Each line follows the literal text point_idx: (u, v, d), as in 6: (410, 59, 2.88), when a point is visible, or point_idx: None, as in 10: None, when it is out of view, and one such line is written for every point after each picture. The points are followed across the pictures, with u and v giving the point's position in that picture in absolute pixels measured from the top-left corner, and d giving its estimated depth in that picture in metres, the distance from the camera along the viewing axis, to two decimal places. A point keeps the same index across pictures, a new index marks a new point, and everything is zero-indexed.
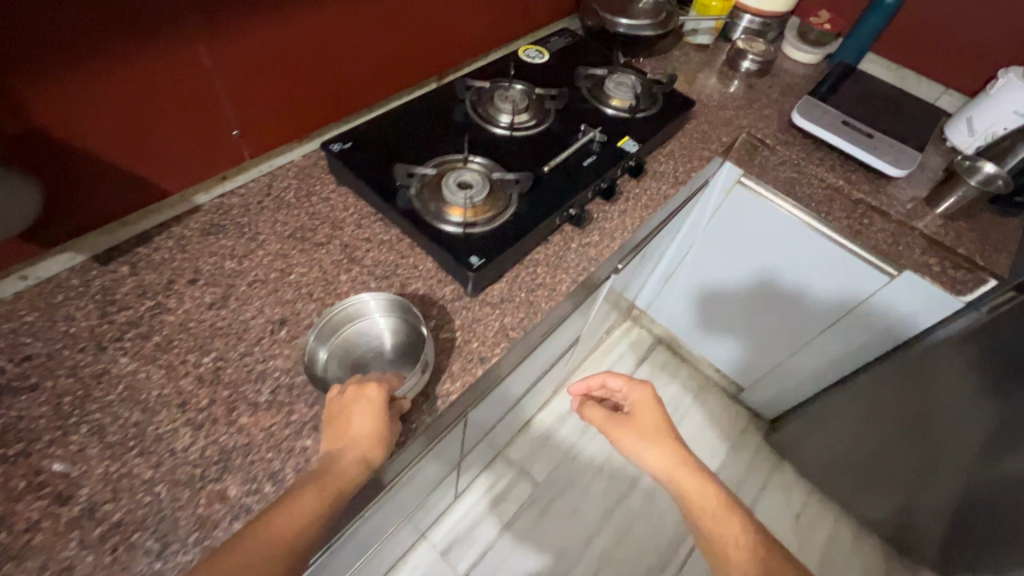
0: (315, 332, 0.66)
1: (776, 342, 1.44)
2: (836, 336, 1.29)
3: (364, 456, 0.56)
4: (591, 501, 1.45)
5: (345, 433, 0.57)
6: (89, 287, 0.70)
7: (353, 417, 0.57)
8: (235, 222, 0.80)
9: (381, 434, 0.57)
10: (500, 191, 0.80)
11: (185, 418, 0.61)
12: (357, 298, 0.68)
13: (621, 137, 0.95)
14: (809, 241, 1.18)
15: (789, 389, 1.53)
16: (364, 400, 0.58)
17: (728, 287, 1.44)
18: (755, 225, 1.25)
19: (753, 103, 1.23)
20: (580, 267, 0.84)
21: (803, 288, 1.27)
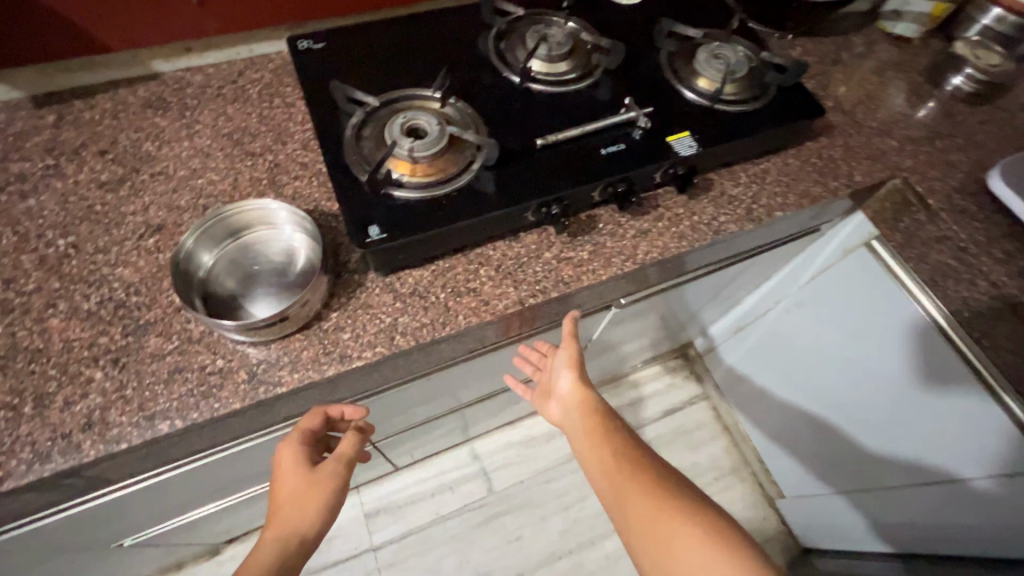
0: (197, 232, 0.56)
1: (845, 465, 1.08)
2: (932, 502, 0.90)
3: (297, 524, 0.51)
4: (541, 535, 1.26)
5: (274, 513, 0.53)
6: (11, 126, 0.65)
7: (280, 488, 0.54)
8: (182, 103, 0.70)
9: (316, 487, 0.54)
10: (460, 153, 0.60)
11: (2, 299, 0.55)
12: (257, 201, 0.57)
13: (679, 130, 0.66)
14: (936, 362, 0.80)
15: (846, 530, 1.15)
16: (286, 464, 0.55)
17: (806, 368, 1.08)
18: (867, 311, 0.89)
19: (937, 137, 0.82)
20: (538, 284, 0.62)
21: (909, 415, 0.89)
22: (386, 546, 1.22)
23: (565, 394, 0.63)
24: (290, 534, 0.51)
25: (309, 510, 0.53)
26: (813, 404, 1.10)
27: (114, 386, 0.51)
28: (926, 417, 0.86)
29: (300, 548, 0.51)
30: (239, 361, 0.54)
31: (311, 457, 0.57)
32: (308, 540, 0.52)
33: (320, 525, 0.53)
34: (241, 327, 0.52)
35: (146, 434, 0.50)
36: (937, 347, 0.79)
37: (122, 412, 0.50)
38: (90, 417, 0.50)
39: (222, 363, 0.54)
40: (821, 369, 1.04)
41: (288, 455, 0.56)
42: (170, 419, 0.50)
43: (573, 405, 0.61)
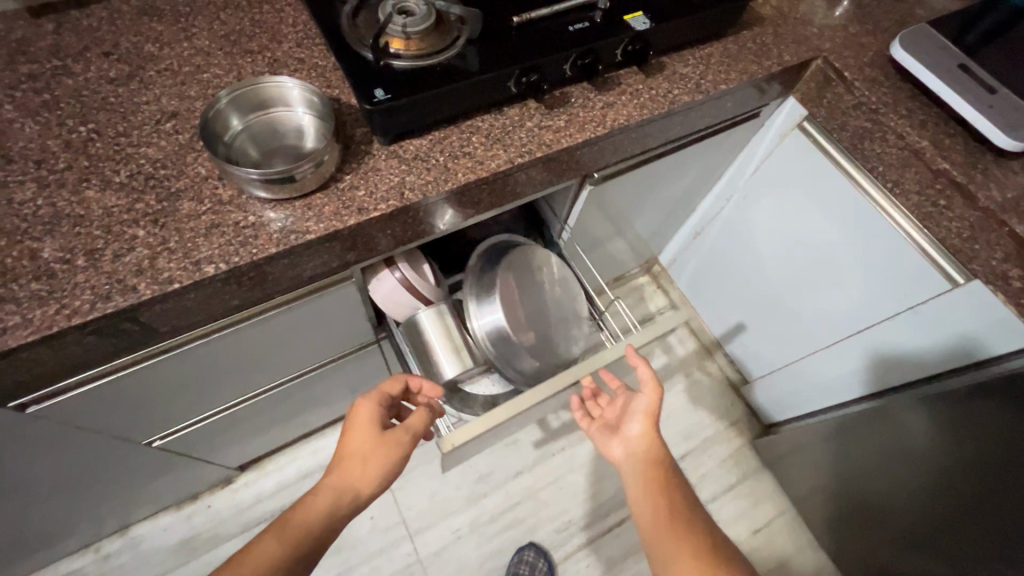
0: (227, 106, 0.63)
1: (796, 338, 1.23)
2: (865, 353, 1.06)
3: (356, 479, 0.65)
4: (535, 437, 1.37)
5: (339, 464, 0.67)
6: (12, 33, 0.69)
7: (352, 442, 0.68)
8: (175, 10, 0.75)
9: (380, 453, 0.67)
10: (447, 32, 0.67)
11: (36, 176, 0.59)
12: (271, 78, 0.63)
13: (634, 11, 0.76)
14: (860, 215, 0.94)
15: (794, 398, 1.32)
16: (362, 422, 0.69)
17: (756, 256, 1.22)
18: (802, 186, 1.03)
19: (851, 25, 0.95)
20: (525, 148, 0.70)
21: (843, 275, 1.04)
22: None
23: (633, 439, 0.73)
24: (350, 488, 0.65)
25: (369, 471, 0.66)
26: (765, 290, 1.25)
27: (158, 240, 0.57)
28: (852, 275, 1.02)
29: (354, 500, 0.65)
30: (266, 218, 0.60)
31: (382, 420, 0.70)
32: (360, 497, 0.65)
33: (374, 486, 0.66)
34: (267, 179, 0.58)
35: (194, 276, 0.56)
36: (860, 208, 0.94)
37: (169, 260, 0.57)
38: (141, 265, 0.56)
39: (254, 219, 0.60)
40: (769, 255, 1.18)
41: (367, 415, 0.69)
42: (214, 263, 0.57)
43: (639, 452, 0.72)
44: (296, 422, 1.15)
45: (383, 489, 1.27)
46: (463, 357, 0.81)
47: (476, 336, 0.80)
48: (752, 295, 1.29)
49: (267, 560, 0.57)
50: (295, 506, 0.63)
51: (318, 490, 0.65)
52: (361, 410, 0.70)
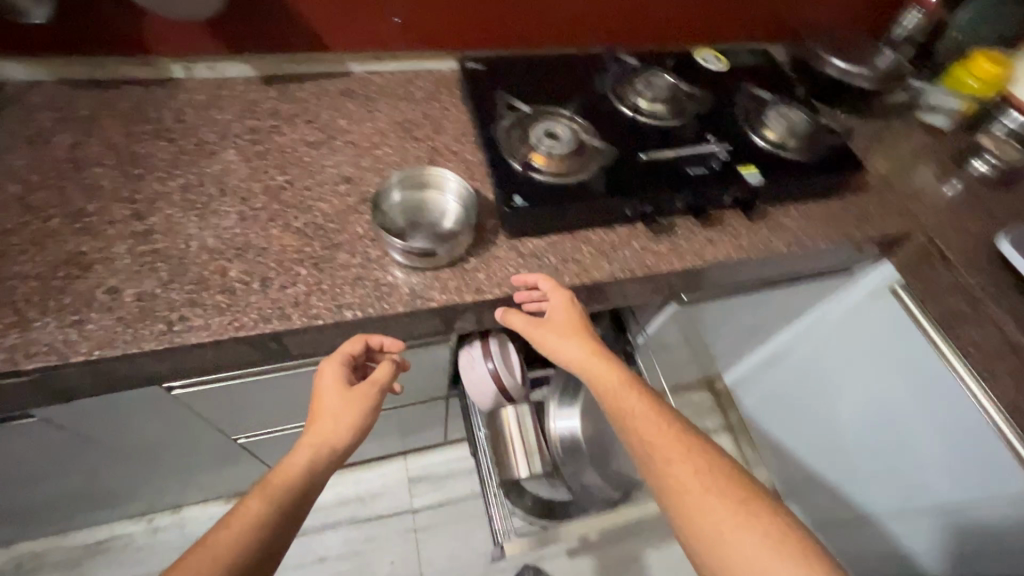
0: (397, 181, 0.77)
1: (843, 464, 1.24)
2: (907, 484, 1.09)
3: (333, 433, 0.64)
4: None
5: (313, 423, 0.65)
6: (246, 93, 0.88)
7: (321, 402, 0.67)
8: (367, 95, 0.92)
9: (351, 406, 0.67)
10: (582, 155, 0.79)
11: (239, 210, 0.74)
12: (443, 171, 0.78)
13: (748, 165, 0.84)
14: (949, 388, 0.93)
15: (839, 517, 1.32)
16: (328, 383, 0.68)
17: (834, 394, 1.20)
18: (890, 344, 1.02)
19: (959, 208, 0.98)
20: (627, 264, 0.79)
21: (925, 436, 1.01)
22: (424, 511, 1.33)
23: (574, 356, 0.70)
24: (326, 441, 0.63)
25: (344, 424, 0.65)
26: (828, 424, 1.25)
27: (315, 281, 0.69)
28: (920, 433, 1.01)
29: (333, 453, 0.63)
30: (402, 280, 0.72)
31: (348, 380, 0.69)
32: (338, 449, 0.64)
33: (350, 439, 0.65)
34: (408, 249, 0.69)
35: (336, 317, 0.67)
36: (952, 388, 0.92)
37: (320, 300, 0.68)
38: (298, 299, 0.68)
39: (392, 279, 0.71)
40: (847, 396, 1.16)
41: (332, 371, 0.69)
42: (354, 309, 0.68)
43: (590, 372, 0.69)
44: None
45: (409, 536, 1.30)
46: (532, 460, 0.86)
47: (549, 437, 0.86)
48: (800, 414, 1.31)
49: (254, 517, 0.54)
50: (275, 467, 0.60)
51: (293, 451, 0.62)
52: (324, 368, 0.69)
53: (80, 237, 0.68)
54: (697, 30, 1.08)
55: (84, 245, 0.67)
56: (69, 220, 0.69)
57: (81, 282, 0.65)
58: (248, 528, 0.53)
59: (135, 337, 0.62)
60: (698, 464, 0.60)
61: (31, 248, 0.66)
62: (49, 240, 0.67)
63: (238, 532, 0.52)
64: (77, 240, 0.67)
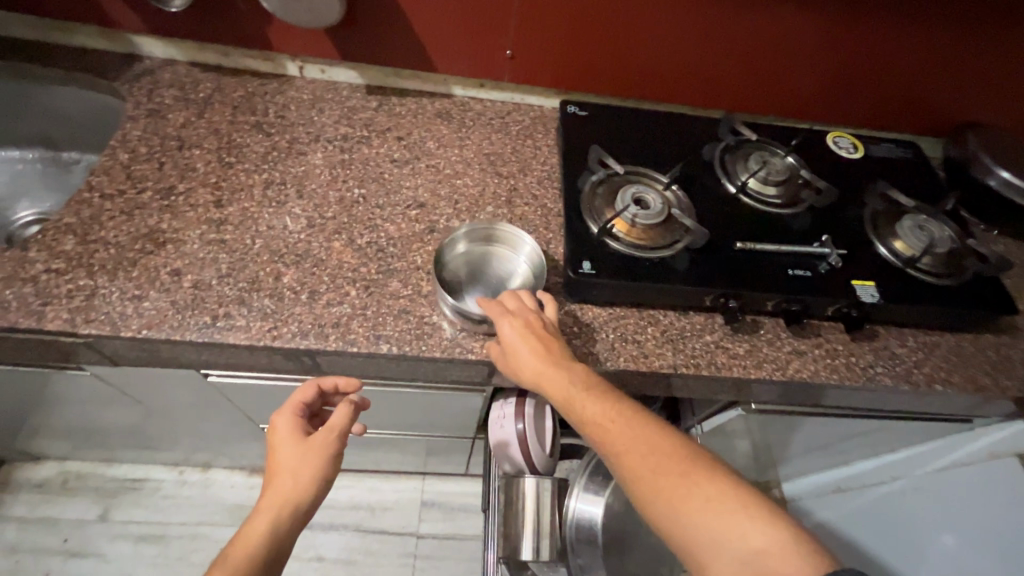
0: (470, 229, 0.72)
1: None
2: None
3: (291, 487, 0.56)
4: None
5: (270, 482, 0.57)
6: (349, 100, 0.89)
7: (276, 456, 0.60)
8: (462, 121, 0.90)
9: (309, 456, 0.59)
10: (670, 232, 0.72)
11: (310, 216, 0.74)
12: (526, 235, 0.72)
13: (865, 278, 0.72)
14: None
15: None
16: (282, 434, 0.61)
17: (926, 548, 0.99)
18: (1010, 518, 0.82)
19: None
20: (694, 359, 0.69)
21: None
22: (428, 538, 1.29)
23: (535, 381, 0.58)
24: (282, 500, 0.56)
25: (301, 478, 0.57)
26: (908, 553, 1.05)
27: (360, 304, 0.68)
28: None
29: (296, 512, 0.56)
30: (446, 323, 0.68)
31: (305, 429, 0.62)
32: (302, 507, 0.56)
33: (314, 493, 0.58)
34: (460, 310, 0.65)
35: (370, 347, 0.65)
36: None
37: (360, 325, 0.66)
38: (340, 320, 0.66)
39: (436, 319, 0.68)
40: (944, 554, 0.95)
41: (284, 426, 0.62)
42: (389, 343, 0.65)
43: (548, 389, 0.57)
44: (372, 457, 1.22)
45: (407, 561, 1.26)
46: (543, 543, 0.76)
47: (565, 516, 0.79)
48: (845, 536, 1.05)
49: None
50: (234, 539, 0.53)
51: (253, 516, 0.55)
52: (280, 423, 0.63)
53: (163, 214, 0.71)
54: (834, 109, 0.96)
55: (164, 223, 0.70)
56: (159, 196, 0.73)
57: (151, 258, 0.67)
58: None
59: (181, 323, 0.63)
60: (667, 453, 0.50)
61: (120, 216, 0.70)
62: (138, 212, 0.71)
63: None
64: (160, 217, 0.71)
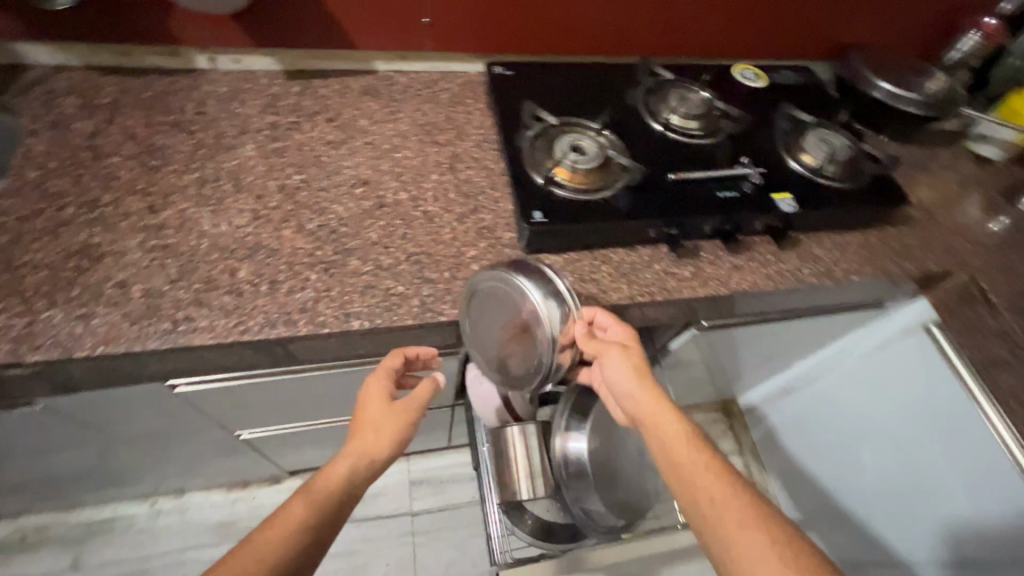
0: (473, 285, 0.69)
1: (855, 480, 1.20)
2: (921, 508, 1.05)
3: (372, 445, 0.64)
4: None
5: (356, 433, 0.65)
6: (269, 88, 0.87)
7: (366, 410, 0.67)
8: (390, 95, 0.90)
9: (395, 419, 0.66)
10: (609, 173, 0.76)
11: (254, 208, 0.73)
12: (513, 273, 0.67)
13: (782, 191, 0.81)
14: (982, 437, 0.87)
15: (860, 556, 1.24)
16: (373, 393, 0.68)
17: (858, 430, 1.15)
18: (922, 386, 0.96)
19: (1007, 248, 0.91)
20: (647, 288, 0.75)
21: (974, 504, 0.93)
22: (423, 514, 1.32)
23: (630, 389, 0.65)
24: (365, 454, 0.63)
25: (383, 439, 0.65)
26: (846, 441, 1.19)
27: (324, 287, 0.68)
28: (947, 486, 0.98)
29: (372, 465, 0.64)
30: (413, 291, 0.69)
31: (393, 390, 0.69)
32: (377, 462, 0.64)
33: (388, 452, 0.65)
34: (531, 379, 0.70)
35: (342, 326, 0.66)
36: (992, 460, 0.87)
37: (328, 307, 0.66)
38: (306, 305, 0.66)
39: (402, 289, 0.69)
40: (874, 433, 1.11)
41: (377, 385, 0.68)
42: (361, 319, 0.66)
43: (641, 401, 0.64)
44: None
45: (406, 540, 1.29)
46: (536, 484, 0.80)
47: (554, 458, 0.83)
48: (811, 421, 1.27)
49: (298, 525, 0.56)
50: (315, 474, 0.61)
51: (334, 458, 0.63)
52: (372, 382, 0.69)
53: (93, 228, 0.67)
54: (737, 43, 1.03)
55: (97, 237, 0.67)
56: (84, 210, 0.69)
57: (91, 274, 0.64)
58: (289, 534, 0.56)
59: (140, 334, 0.61)
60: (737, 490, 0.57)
61: (45, 237, 0.66)
62: (64, 230, 0.67)
63: (281, 533, 0.55)
64: (90, 231, 0.67)
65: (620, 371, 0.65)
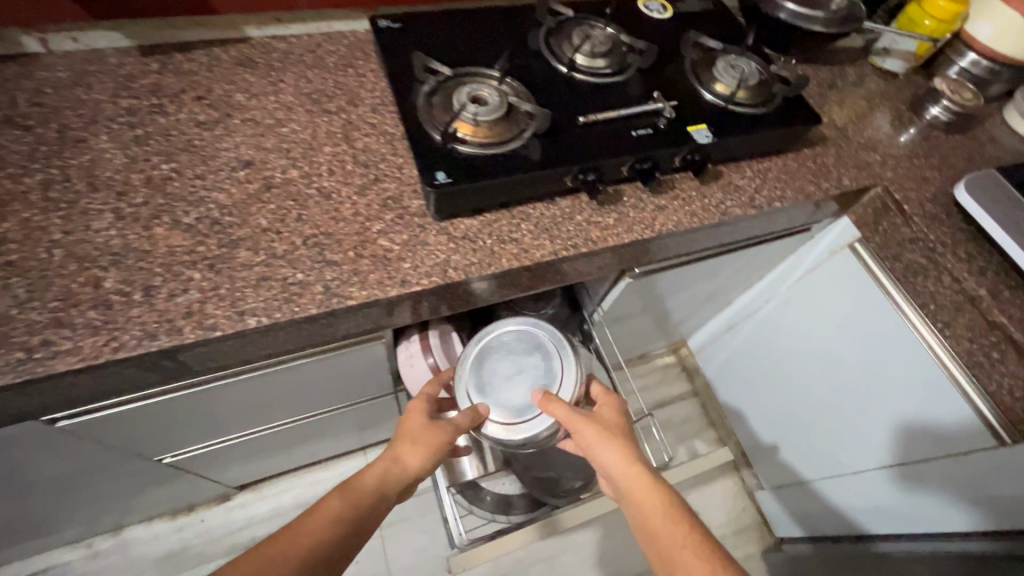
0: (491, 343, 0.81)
1: (783, 416, 1.26)
2: (844, 435, 1.11)
3: (408, 457, 0.62)
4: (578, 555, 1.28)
5: (398, 442, 0.64)
6: (121, 68, 0.75)
7: (408, 425, 0.66)
8: (268, 64, 0.80)
9: (435, 435, 0.65)
10: (515, 123, 0.71)
11: (115, 207, 0.63)
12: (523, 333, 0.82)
13: (698, 123, 0.78)
14: (905, 346, 0.90)
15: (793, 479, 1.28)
16: (416, 410, 0.68)
17: (792, 358, 1.17)
18: (848, 303, 0.99)
19: (916, 157, 0.93)
20: (571, 241, 0.71)
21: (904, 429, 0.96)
22: None
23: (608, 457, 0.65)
24: (403, 461, 0.61)
25: (422, 450, 0.63)
26: (777, 374, 1.23)
27: (210, 285, 0.60)
28: (868, 409, 1.03)
29: (408, 475, 0.61)
30: (315, 277, 0.63)
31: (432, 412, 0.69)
32: (412, 476, 0.62)
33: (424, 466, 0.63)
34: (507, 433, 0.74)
35: (236, 326, 0.58)
36: (914, 368, 0.90)
37: (217, 307, 0.59)
38: (190, 308, 0.58)
39: (302, 277, 0.62)
40: (806, 361, 1.14)
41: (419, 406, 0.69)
42: (257, 316, 0.59)
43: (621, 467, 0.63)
44: (301, 451, 1.15)
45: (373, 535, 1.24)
46: (484, 459, 0.81)
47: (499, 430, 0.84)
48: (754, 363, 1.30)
49: (336, 518, 0.52)
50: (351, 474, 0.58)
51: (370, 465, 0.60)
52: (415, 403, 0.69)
53: None
54: None
55: None
56: None
57: None
58: (330, 523, 0.51)
59: None
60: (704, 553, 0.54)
61: None
62: None
63: (318, 523, 0.51)
64: None
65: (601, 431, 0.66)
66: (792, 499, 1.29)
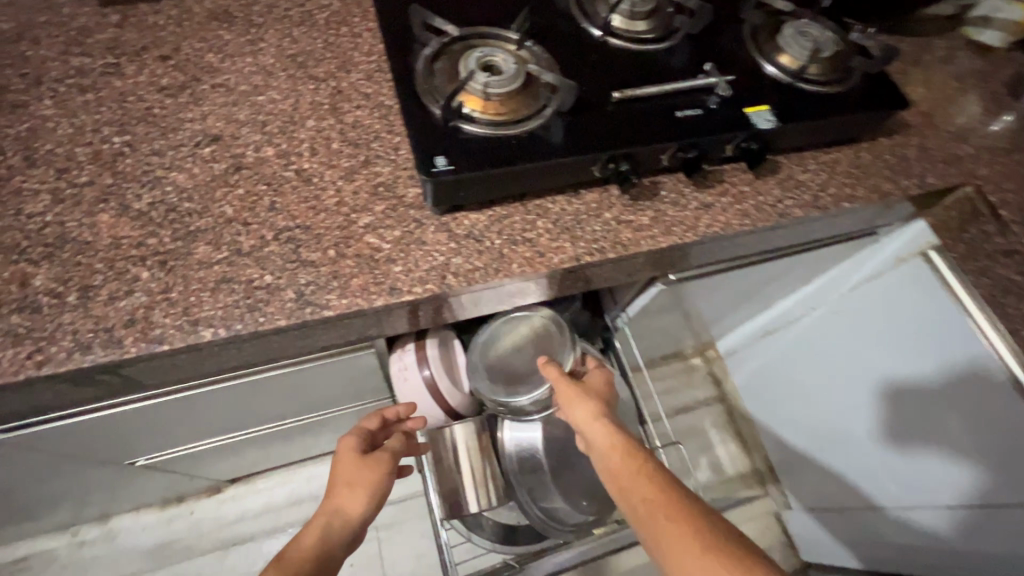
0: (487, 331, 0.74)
1: (820, 425, 1.14)
2: (891, 454, 0.98)
3: (347, 503, 0.57)
4: None
5: (330, 493, 0.58)
6: (75, 20, 0.64)
7: (336, 471, 0.60)
8: (248, 19, 0.68)
9: (368, 472, 0.59)
10: (534, 96, 0.58)
11: (54, 187, 0.53)
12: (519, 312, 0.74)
13: (758, 103, 0.64)
14: (960, 353, 0.77)
15: (834, 501, 1.16)
16: (344, 449, 0.62)
17: (838, 369, 1.04)
18: (908, 313, 0.84)
19: (1017, 150, 0.77)
20: (596, 243, 0.59)
21: (953, 437, 0.83)
22: (386, 506, 1.20)
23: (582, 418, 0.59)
24: (338, 512, 0.56)
25: (357, 493, 0.58)
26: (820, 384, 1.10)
27: (160, 287, 0.50)
28: (919, 427, 0.90)
29: (349, 524, 0.56)
30: (287, 280, 0.52)
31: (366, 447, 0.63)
32: (354, 523, 0.56)
33: (366, 510, 0.58)
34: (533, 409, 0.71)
35: (186, 339, 0.48)
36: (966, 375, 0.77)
37: (166, 314, 0.49)
38: (133, 315, 0.49)
39: (271, 279, 0.52)
40: (854, 371, 1.00)
41: (347, 445, 0.62)
42: (212, 327, 0.49)
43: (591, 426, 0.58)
44: (293, 449, 1.07)
45: (369, 537, 1.17)
46: (488, 487, 0.71)
47: (503, 449, 0.73)
48: (788, 368, 1.18)
49: None
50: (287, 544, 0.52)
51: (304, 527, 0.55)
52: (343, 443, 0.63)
53: None
54: None
55: None
56: None
57: None
58: None
59: None
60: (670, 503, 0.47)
61: None
62: None
63: None
64: None
65: (579, 398, 0.61)
66: (834, 520, 1.17)
